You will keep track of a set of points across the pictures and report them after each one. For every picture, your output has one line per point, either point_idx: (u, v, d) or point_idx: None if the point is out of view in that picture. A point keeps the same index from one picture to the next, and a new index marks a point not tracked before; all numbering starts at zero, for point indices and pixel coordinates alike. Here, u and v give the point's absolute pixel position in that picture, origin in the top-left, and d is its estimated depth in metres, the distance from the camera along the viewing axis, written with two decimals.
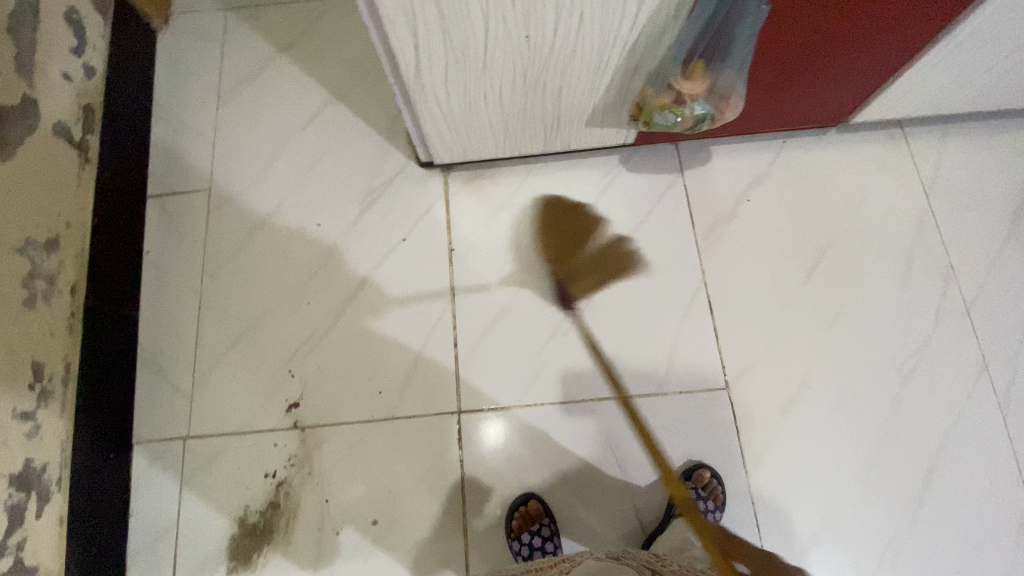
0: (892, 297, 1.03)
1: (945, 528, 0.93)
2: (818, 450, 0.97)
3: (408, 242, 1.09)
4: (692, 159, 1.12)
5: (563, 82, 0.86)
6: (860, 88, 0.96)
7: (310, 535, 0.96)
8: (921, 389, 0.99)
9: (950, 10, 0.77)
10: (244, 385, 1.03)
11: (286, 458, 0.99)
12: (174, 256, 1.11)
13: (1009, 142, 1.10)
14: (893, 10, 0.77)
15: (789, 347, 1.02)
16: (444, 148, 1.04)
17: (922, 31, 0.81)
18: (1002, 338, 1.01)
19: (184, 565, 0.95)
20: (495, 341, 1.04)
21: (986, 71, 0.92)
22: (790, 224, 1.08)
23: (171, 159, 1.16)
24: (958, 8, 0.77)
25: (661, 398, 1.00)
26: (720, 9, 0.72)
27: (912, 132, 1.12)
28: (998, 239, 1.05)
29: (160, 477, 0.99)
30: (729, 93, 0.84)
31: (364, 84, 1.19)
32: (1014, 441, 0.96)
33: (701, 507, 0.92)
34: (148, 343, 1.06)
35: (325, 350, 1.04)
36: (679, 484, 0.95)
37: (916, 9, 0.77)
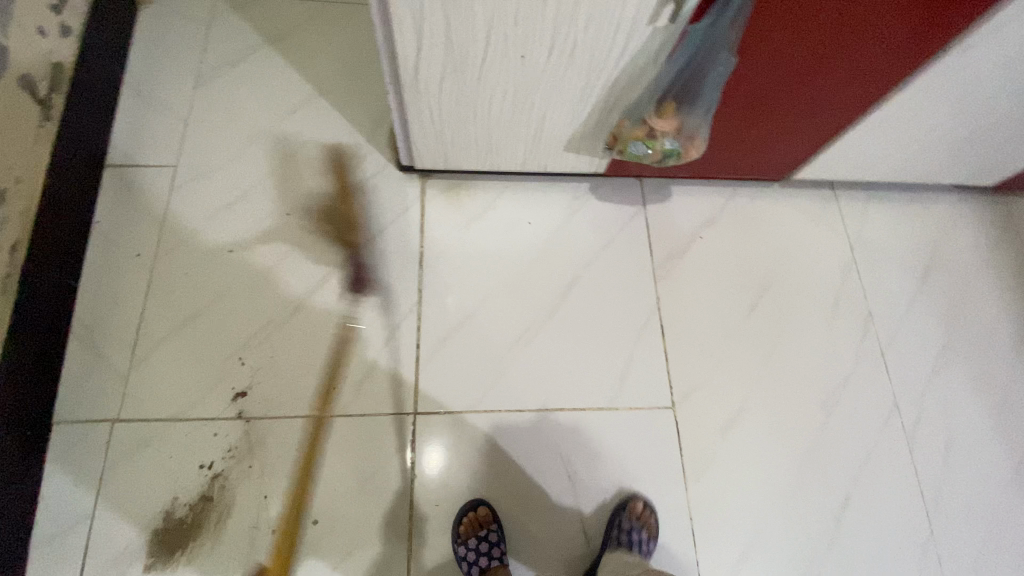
0: (821, 335, 1.14)
1: (860, 552, 1.01)
2: (752, 473, 1.03)
3: (378, 240, 1.10)
4: (653, 195, 1.22)
5: (548, 104, 0.92)
6: (803, 148, 1.08)
7: (241, 534, 0.89)
8: (843, 420, 1.09)
9: (881, 85, 0.90)
10: (187, 370, 0.97)
11: (225, 449, 0.93)
12: (127, 230, 1.05)
13: (919, 212, 1.27)
14: (836, 79, 0.89)
15: (731, 374, 1.09)
16: (426, 154, 1.07)
17: (858, 100, 0.93)
18: (910, 381, 1.13)
19: (95, 560, 0.86)
20: (457, 346, 1.05)
21: (903, 148, 1.08)
22: (736, 264, 1.18)
23: (137, 131, 1.13)
24: (888, 85, 0.90)
25: (612, 412, 1.04)
26: (693, 58, 0.81)
27: (842, 194, 1.27)
28: (909, 293, 1.20)
29: (79, 461, 0.91)
30: (695, 135, 0.92)
31: (350, 85, 1.21)
32: (919, 473, 1.07)
33: (634, 536, 0.93)
34: (86, 317, 0.99)
35: (281, 340, 1.01)
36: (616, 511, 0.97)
37: (854, 84, 0.90)
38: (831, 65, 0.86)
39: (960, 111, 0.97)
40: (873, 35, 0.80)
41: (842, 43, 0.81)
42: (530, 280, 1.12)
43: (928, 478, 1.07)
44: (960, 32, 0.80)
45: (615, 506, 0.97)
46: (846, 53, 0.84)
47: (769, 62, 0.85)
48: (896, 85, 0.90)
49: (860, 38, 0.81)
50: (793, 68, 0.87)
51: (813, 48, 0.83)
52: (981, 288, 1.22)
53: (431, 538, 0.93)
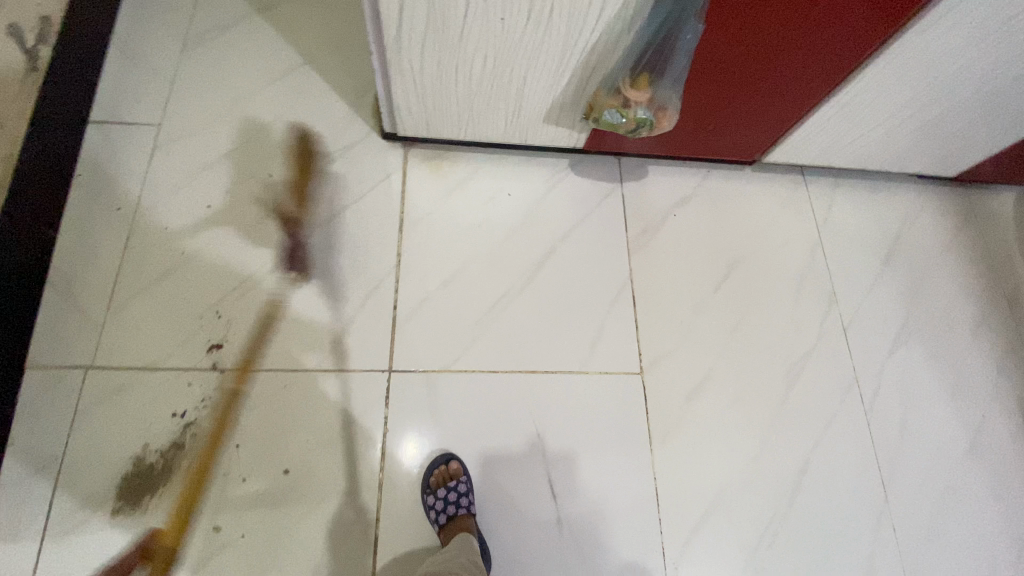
0: (787, 310, 1.19)
1: (817, 515, 1.04)
2: (716, 437, 1.06)
3: (359, 204, 1.12)
4: (631, 173, 1.25)
5: (527, 73, 0.96)
6: (773, 128, 1.13)
7: (211, 482, 0.90)
8: (805, 391, 1.13)
9: (843, 65, 0.95)
10: (164, 321, 0.98)
11: (199, 398, 0.94)
12: (109, 184, 1.06)
13: (883, 199, 1.33)
14: (801, 56, 0.93)
15: (700, 344, 1.13)
16: (409, 121, 1.10)
17: (822, 79, 0.98)
18: (871, 355, 1.18)
19: (63, 502, 0.87)
20: (434, 308, 1.07)
21: (867, 131, 1.13)
22: (708, 240, 1.22)
23: (123, 90, 1.14)
24: (851, 65, 0.94)
25: (583, 377, 1.07)
26: (664, 27, 0.85)
27: (811, 179, 1.32)
28: (872, 274, 1.25)
29: (51, 406, 0.91)
30: (666, 106, 0.95)
31: (337, 55, 1.23)
32: (875, 442, 1.11)
33: None
34: (63, 266, 0.99)
35: (260, 295, 1.02)
36: None
37: (817, 62, 0.94)
38: (797, 42, 0.90)
39: (919, 92, 1.02)
40: (835, 14, 0.84)
41: (805, 21, 0.85)
42: (508, 249, 1.14)
43: (886, 449, 1.11)
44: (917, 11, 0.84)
45: None
46: (809, 32, 0.88)
47: (737, 36, 0.89)
48: (858, 64, 0.94)
49: (822, 16, 0.84)
50: (760, 45, 0.91)
51: (779, 24, 0.86)
52: (940, 273, 1.28)
53: (399, 492, 0.95)
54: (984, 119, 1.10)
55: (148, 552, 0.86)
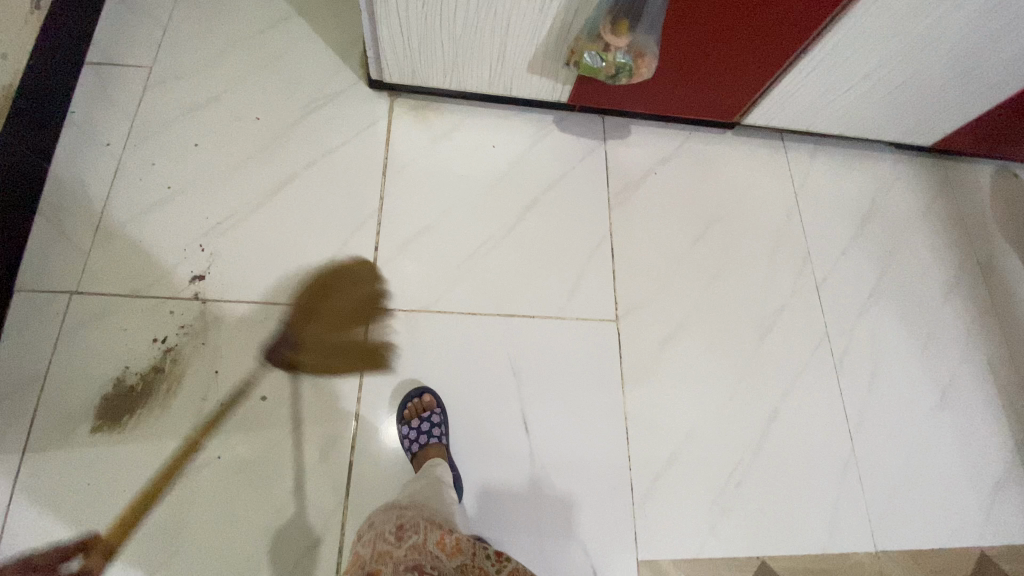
0: (762, 267, 1.21)
1: (783, 461, 1.07)
2: (688, 384, 1.09)
3: (344, 150, 1.14)
4: (614, 130, 1.27)
5: (509, 20, 0.98)
6: (751, 89, 1.15)
7: (190, 404, 0.92)
8: (777, 343, 1.15)
9: (816, 22, 0.97)
10: (149, 251, 1.00)
11: (180, 326, 0.96)
12: (100, 120, 1.08)
13: (861, 166, 1.36)
14: (775, 12, 0.95)
15: (676, 295, 1.15)
16: (396, 69, 1.12)
17: (796, 38, 1.00)
18: (843, 313, 1.21)
19: (44, 419, 0.89)
20: (415, 251, 1.09)
21: (844, 92, 1.16)
22: (688, 198, 1.24)
23: (117, 33, 1.16)
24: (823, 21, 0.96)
25: (559, 321, 1.09)
26: None
27: (791, 144, 1.35)
28: (847, 236, 1.28)
29: (35, 327, 0.93)
30: (644, 51, 0.97)
31: (328, 7, 1.25)
32: (844, 394, 1.14)
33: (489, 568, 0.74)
34: (52, 196, 1.01)
35: (244, 231, 1.04)
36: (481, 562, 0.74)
37: (792, 18, 0.96)
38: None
39: (894, 50, 1.04)
40: None
41: None
42: (490, 198, 1.17)
43: (855, 402, 1.14)
44: None
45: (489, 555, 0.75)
46: None
47: None
48: (830, 20, 0.97)
49: None
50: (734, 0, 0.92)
51: None
52: (915, 238, 1.31)
53: (375, 423, 0.97)
54: (958, 82, 1.13)
55: (126, 468, 0.88)
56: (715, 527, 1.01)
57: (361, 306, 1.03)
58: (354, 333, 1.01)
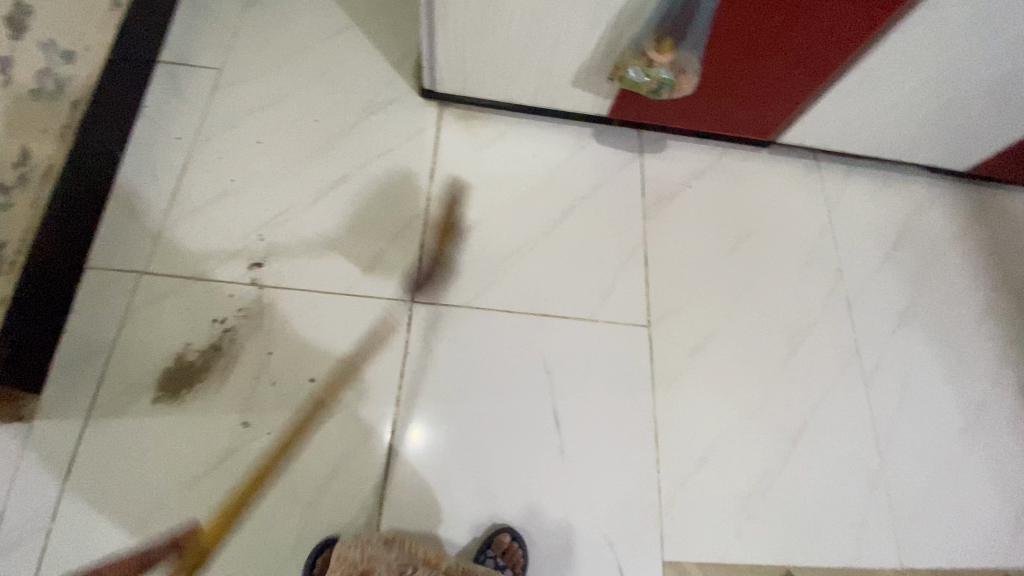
0: (792, 281, 1.23)
1: (811, 472, 1.08)
2: (716, 392, 1.11)
3: (395, 153, 1.21)
4: (650, 144, 1.32)
5: (559, 35, 1.04)
6: (786, 109, 1.19)
7: (244, 382, 0.98)
8: (807, 356, 1.17)
9: (853, 46, 1.01)
10: (213, 237, 1.07)
11: (238, 308, 1.02)
12: (172, 117, 1.17)
13: (894, 188, 1.38)
14: (813, 36, 1.00)
15: (708, 304, 1.18)
16: (447, 79, 1.19)
17: (832, 61, 1.05)
18: (873, 331, 1.22)
19: (110, 387, 0.95)
20: (457, 250, 1.15)
21: (879, 115, 1.19)
22: (721, 212, 1.28)
23: (191, 38, 1.25)
24: (859, 46, 1.01)
25: (592, 324, 1.13)
26: None
27: (824, 164, 1.37)
28: (879, 255, 1.29)
29: (106, 302, 1.00)
30: (686, 68, 1.02)
31: (385, 20, 1.33)
32: (873, 411, 1.15)
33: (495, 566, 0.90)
34: (126, 184, 1.10)
35: (300, 224, 1.11)
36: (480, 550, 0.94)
37: (829, 42, 1.01)
38: (808, 22, 0.97)
39: (931, 75, 1.07)
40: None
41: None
42: (529, 203, 1.22)
43: (883, 419, 1.15)
44: None
45: (483, 542, 0.95)
46: (820, 11, 0.95)
47: (753, 13, 0.96)
48: (866, 44, 1.01)
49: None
50: (775, 23, 0.97)
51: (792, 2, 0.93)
52: (947, 261, 1.32)
53: (413, 410, 1.01)
54: (995, 108, 1.15)
55: (183, 437, 0.94)
56: (740, 532, 1.02)
57: (355, 272, 1.09)
58: (398, 323, 1.06)
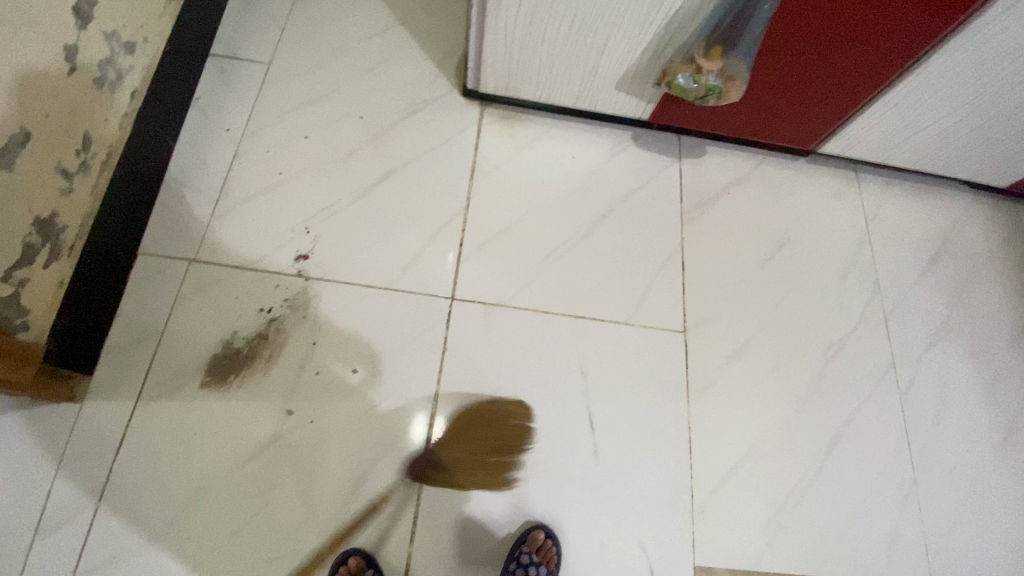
0: (829, 292, 1.23)
1: (843, 484, 1.08)
2: (750, 400, 1.11)
3: (437, 151, 1.22)
4: (689, 150, 1.32)
5: (607, 40, 1.04)
6: (828, 121, 1.18)
7: (289, 371, 1.00)
8: (843, 368, 1.17)
9: (898, 63, 1.01)
10: (261, 228, 1.09)
11: (284, 298, 1.05)
12: (222, 108, 1.19)
13: (933, 202, 1.36)
14: (859, 52, 1.00)
15: (744, 312, 1.18)
16: (491, 79, 1.20)
17: (876, 76, 1.05)
18: (910, 345, 1.21)
19: (160, 371, 0.98)
20: (496, 249, 1.16)
21: (923, 130, 1.18)
22: (759, 220, 1.27)
23: (241, 31, 1.27)
24: (905, 63, 1.01)
25: (628, 328, 1.13)
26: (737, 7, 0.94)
27: (863, 175, 1.36)
28: (917, 269, 1.28)
29: (156, 288, 1.03)
30: (734, 76, 1.03)
31: (429, 19, 1.35)
32: (908, 426, 1.14)
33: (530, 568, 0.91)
34: (176, 172, 1.12)
35: (344, 218, 1.13)
36: (515, 546, 0.96)
37: (874, 59, 1.01)
38: (858, 37, 0.97)
39: (981, 91, 1.06)
40: (896, 10, 0.91)
41: (867, 16, 0.93)
42: (568, 205, 1.23)
43: (918, 435, 1.14)
44: (969, 13, 0.91)
45: (517, 538, 0.96)
46: (870, 27, 0.95)
47: (803, 27, 0.96)
48: (912, 63, 1.01)
49: (884, 12, 0.92)
50: (824, 37, 0.98)
51: (841, 19, 0.94)
52: (987, 278, 1.30)
53: (446, 405, 1.03)
54: None
55: (229, 422, 0.96)
56: (771, 541, 1.02)
57: (396, 267, 1.10)
58: (437, 319, 1.08)
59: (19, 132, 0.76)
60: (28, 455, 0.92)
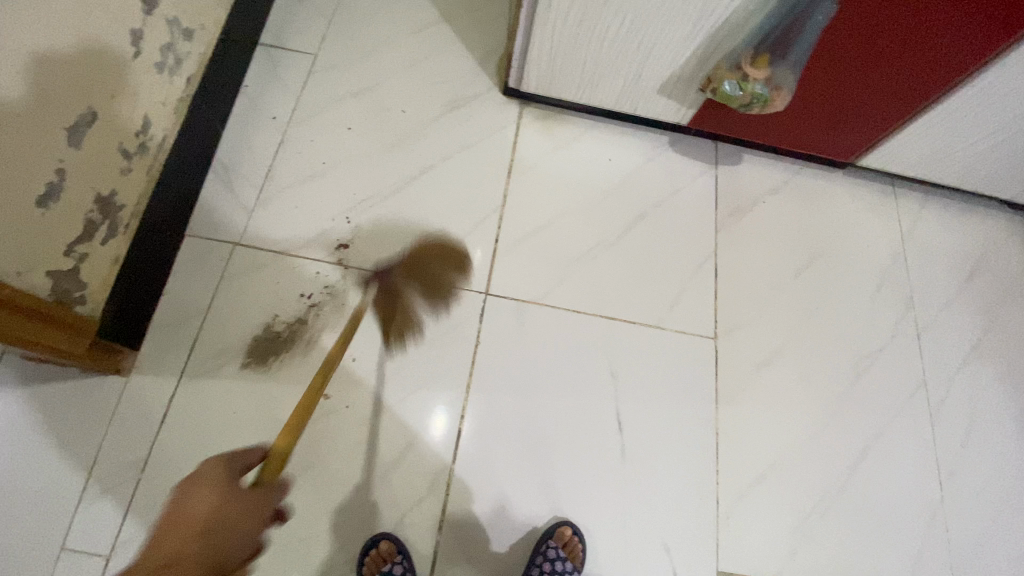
0: (862, 306, 1.22)
1: (869, 500, 1.07)
2: (778, 409, 1.11)
3: (476, 147, 1.23)
4: (726, 157, 1.32)
5: (653, 45, 1.05)
6: (869, 135, 1.18)
7: (326, 356, 1.02)
8: (873, 382, 1.16)
9: (943, 82, 1.01)
10: (303, 216, 1.12)
11: (324, 285, 1.07)
12: (269, 97, 1.22)
13: (971, 220, 1.35)
14: (904, 69, 1.00)
15: (775, 322, 1.18)
16: (533, 79, 1.21)
17: (920, 94, 1.05)
18: (942, 363, 1.20)
19: (203, 349, 1.01)
20: (531, 248, 1.17)
21: (966, 148, 1.17)
22: (794, 230, 1.27)
23: (289, 22, 1.30)
24: (950, 82, 1.01)
25: (659, 332, 1.14)
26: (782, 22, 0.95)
27: (900, 190, 1.35)
28: (951, 287, 1.27)
29: (202, 269, 1.05)
30: (781, 85, 1.02)
31: (472, 17, 1.36)
32: (937, 445, 1.13)
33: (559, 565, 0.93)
34: (224, 158, 1.15)
35: (383, 209, 1.14)
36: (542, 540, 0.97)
37: (917, 77, 1.01)
38: (903, 56, 0.97)
39: None
40: (943, 32, 0.92)
41: (914, 35, 0.93)
42: (603, 207, 1.23)
43: (947, 454, 1.13)
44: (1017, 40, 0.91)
45: (544, 533, 0.98)
46: (915, 47, 0.95)
47: (849, 43, 0.97)
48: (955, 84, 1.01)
49: (930, 33, 0.92)
50: (869, 53, 0.98)
51: (887, 36, 0.94)
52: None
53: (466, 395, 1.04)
54: None
55: (268, 403, 0.99)
56: (794, 552, 1.02)
57: (433, 260, 1.12)
58: (471, 312, 1.10)
59: (85, 113, 0.80)
60: (75, 424, 0.95)
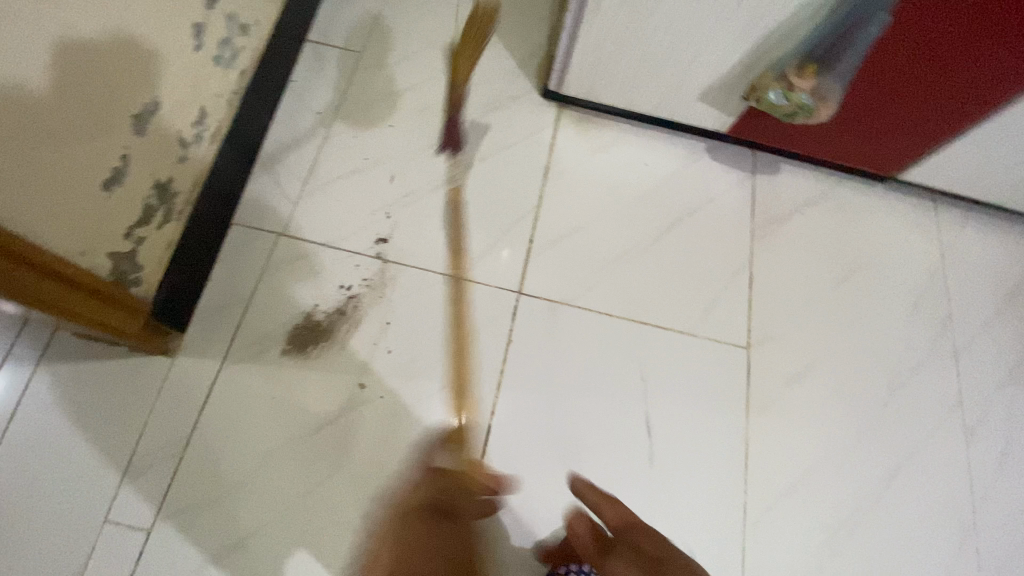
0: (898, 321, 1.21)
1: (899, 519, 1.06)
2: (808, 422, 1.10)
3: (513, 148, 1.25)
4: (763, 166, 1.31)
5: (697, 52, 1.05)
6: (911, 149, 1.17)
7: (363, 347, 1.05)
8: (907, 400, 1.14)
9: (992, 100, 0.99)
10: (344, 209, 1.14)
11: (362, 278, 1.09)
12: (314, 92, 1.25)
13: (1016, 239, 1.32)
14: (953, 85, 0.99)
15: (808, 334, 1.17)
16: (573, 83, 1.22)
17: (968, 111, 1.03)
18: (979, 384, 1.17)
19: (244, 334, 1.04)
20: (565, 249, 1.18)
21: (1013, 166, 1.14)
22: (831, 242, 1.26)
23: (335, 20, 1.33)
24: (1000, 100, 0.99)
25: (690, 338, 1.14)
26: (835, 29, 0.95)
27: (942, 206, 1.33)
28: (992, 307, 1.25)
29: (246, 257, 1.08)
30: (827, 97, 1.02)
31: (514, 20, 1.38)
32: (971, 467, 1.11)
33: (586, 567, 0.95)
34: (270, 150, 1.18)
35: (421, 206, 1.17)
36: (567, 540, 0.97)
37: (967, 94, 1.00)
38: (954, 71, 0.96)
39: None
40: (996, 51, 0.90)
41: (965, 52, 0.92)
42: (638, 211, 1.24)
43: (982, 477, 1.11)
44: None
45: None
46: (967, 63, 0.94)
47: (899, 55, 0.96)
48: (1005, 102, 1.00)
49: (982, 51, 0.91)
50: (919, 67, 0.97)
51: (939, 52, 0.93)
52: None
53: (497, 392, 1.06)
54: None
55: (306, 389, 1.02)
56: (820, 567, 1.01)
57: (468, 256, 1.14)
58: (504, 311, 1.11)
59: (148, 102, 0.83)
60: (122, 400, 0.99)
